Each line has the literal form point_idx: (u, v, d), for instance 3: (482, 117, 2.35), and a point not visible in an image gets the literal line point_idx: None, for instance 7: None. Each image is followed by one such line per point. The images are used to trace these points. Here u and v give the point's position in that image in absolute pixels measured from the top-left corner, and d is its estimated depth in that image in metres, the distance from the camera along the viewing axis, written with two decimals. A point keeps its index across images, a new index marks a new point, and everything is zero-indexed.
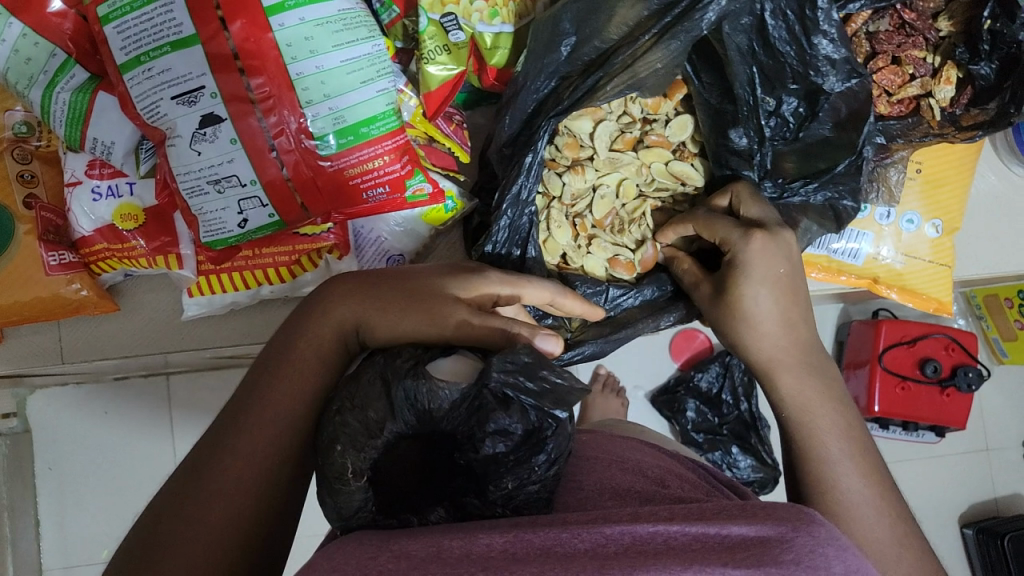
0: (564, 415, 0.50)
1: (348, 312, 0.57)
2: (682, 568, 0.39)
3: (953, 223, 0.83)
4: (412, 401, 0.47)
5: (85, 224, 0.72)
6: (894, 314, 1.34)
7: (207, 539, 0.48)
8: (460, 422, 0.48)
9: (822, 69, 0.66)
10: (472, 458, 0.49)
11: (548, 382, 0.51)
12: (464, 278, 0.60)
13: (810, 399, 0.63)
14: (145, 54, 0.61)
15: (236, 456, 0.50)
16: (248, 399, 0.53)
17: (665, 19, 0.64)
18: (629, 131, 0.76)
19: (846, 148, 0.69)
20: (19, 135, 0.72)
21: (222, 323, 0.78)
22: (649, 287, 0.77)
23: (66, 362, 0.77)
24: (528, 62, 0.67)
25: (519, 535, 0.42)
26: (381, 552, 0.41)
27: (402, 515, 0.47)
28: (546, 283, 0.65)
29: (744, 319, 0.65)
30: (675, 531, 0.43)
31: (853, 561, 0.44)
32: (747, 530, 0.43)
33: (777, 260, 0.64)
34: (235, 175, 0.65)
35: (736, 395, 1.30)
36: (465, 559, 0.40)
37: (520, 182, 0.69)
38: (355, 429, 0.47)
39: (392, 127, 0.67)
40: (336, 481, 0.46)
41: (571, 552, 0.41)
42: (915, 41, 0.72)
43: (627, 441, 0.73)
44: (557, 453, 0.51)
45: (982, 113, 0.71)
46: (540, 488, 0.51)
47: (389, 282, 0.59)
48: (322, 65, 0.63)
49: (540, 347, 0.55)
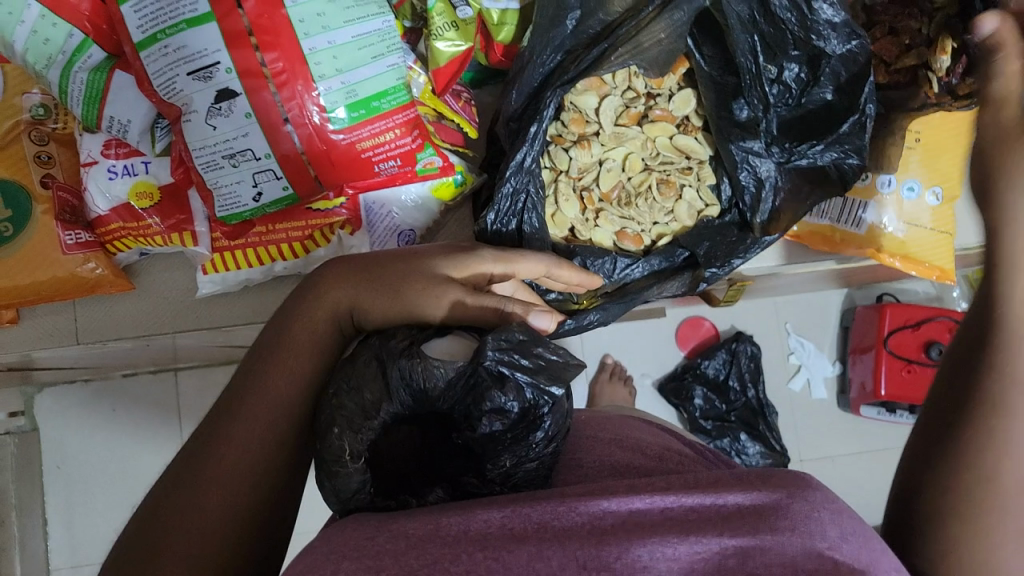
0: (558, 391, 0.54)
1: (342, 294, 0.58)
2: (678, 540, 0.43)
3: (953, 189, 0.84)
4: (407, 381, 0.51)
5: (101, 204, 0.73)
6: (896, 298, 1.36)
7: (206, 520, 0.51)
8: (456, 401, 0.52)
9: (824, 33, 0.67)
10: (470, 437, 0.53)
11: (543, 359, 0.55)
12: (455, 258, 0.62)
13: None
14: (161, 32, 0.63)
15: (232, 438, 0.53)
16: (256, 374, 0.55)
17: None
18: (634, 106, 0.78)
19: (846, 111, 0.71)
20: (36, 118, 0.75)
21: (236, 303, 0.79)
22: (657, 257, 0.79)
23: (81, 342, 0.78)
24: (534, 37, 0.68)
25: (518, 509, 0.45)
26: (380, 532, 0.44)
27: (400, 498, 0.51)
28: (542, 256, 0.67)
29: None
30: (671, 502, 0.45)
31: (850, 526, 0.45)
32: (742, 498, 0.45)
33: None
34: (250, 149, 0.66)
35: (742, 381, 1.31)
36: (463, 538, 0.43)
37: (524, 151, 0.70)
38: (352, 410, 0.50)
39: (403, 101, 0.69)
40: (333, 464, 0.49)
41: (567, 527, 0.44)
42: (911, 12, 0.74)
43: (627, 419, 0.76)
44: (554, 430, 0.55)
45: (976, 84, 0.72)
46: (539, 466, 0.55)
47: (387, 262, 0.60)
48: (334, 39, 0.65)
49: (536, 323, 0.60)
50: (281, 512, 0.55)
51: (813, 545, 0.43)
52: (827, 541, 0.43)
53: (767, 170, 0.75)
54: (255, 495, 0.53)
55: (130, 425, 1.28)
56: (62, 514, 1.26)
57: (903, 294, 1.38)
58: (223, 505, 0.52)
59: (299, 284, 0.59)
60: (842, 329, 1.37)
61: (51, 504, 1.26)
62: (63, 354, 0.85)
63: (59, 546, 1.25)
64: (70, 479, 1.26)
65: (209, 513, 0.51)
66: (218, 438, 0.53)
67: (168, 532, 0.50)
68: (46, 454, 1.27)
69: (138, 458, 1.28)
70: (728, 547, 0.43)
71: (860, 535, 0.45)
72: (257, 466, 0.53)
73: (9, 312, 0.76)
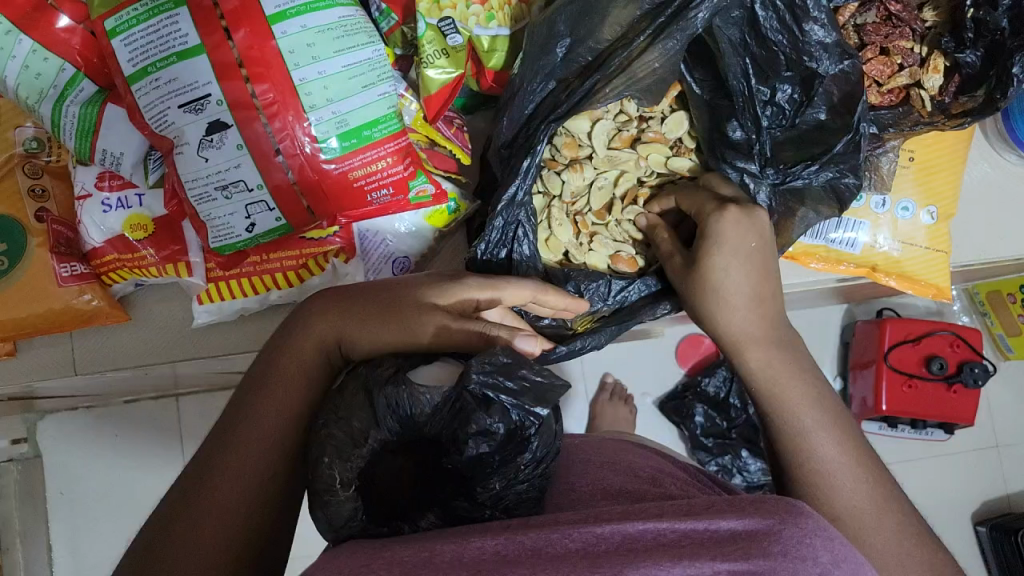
0: (545, 413, 0.53)
1: (327, 328, 0.59)
2: (673, 564, 0.42)
3: (947, 208, 0.84)
4: (393, 409, 0.51)
5: (95, 235, 0.73)
6: (897, 313, 1.37)
7: (199, 553, 0.51)
8: (443, 426, 0.52)
9: (815, 54, 0.68)
10: (459, 461, 0.53)
11: (527, 380, 0.53)
12: (441, 287, 0.62)
13: (781, 373, 0.65)
14: (152, 65, 0.63)
15: (224, 472, 0.54)
16: (246, 406, 0.57)
17: (659, 19, 0.65)
18: (626, 129, 0.78)
19: (842, 131, 0.71)
20: (30, 151, 0.75)
21: (234, 331, 0.79)
22: (653, 278, 0.78)
23: (79, 373, 0.78)
24: (524, 64, 0.69)
25: (511, 537, 0.45)
26: (375, 559, 0.44)
27: (393, 523, 0.51)
28: (527, 282, 0.67)
29: (710, 288, 0.68)
30: (666, 528, 0.45)
31: (842, 550, 0.45)
32: (736, 525, 0.45)
33: (733, 240, 0.67)
34: (242, 180, 0.66)
35: (743, 399, 1.29)
36: (457, 564, 0.43)
37: (517, 184, 0.70)
38: (341, 440, 0.50)
39: (394, 129, 0.69)
40: (324, 493, 0.49)
41: (561, 552, 0.44)
42: (902, 31, 0.75)
43: (623, 444, 0.75)
44: (541, 451, 0.55)
45: (970, 101, 0.72)
46: (529, 487, 0.56)
47: (373, 292, 0.62)
48: (324, 70, 0.65)
49: (522, 347, 0.58)
50: (276, 545, 0.56)
51: (805, 569, 0.43)
52: (819, 565, 0.44)
53: (764, 195, 0.73)
54: (251, 524, 0.54)
55: (133, 451, 1.28)
56: (67, 538, 1.26)
57: (902, 308, 1.38)
58: (217, 537, 0.52)
59: (287, 319, 0.61)
60: (842, 344, 1.37)
61: (55, 530, 1.26)
62: (61, 384, 0.85)
63: (63, 573, 1.26)
64: (73, 505, 1.27)
65: (202, 548, 0.52)
66: (211, 470, 0.54)
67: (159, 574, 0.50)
68: (49, 481, 1.26)
69: (139, 486, 1.28)
70: (722, 571, 0.41)
71: (851, 562, 0.45)
72: (250, 498, 0.54)
73: (7, 345, 0.76)
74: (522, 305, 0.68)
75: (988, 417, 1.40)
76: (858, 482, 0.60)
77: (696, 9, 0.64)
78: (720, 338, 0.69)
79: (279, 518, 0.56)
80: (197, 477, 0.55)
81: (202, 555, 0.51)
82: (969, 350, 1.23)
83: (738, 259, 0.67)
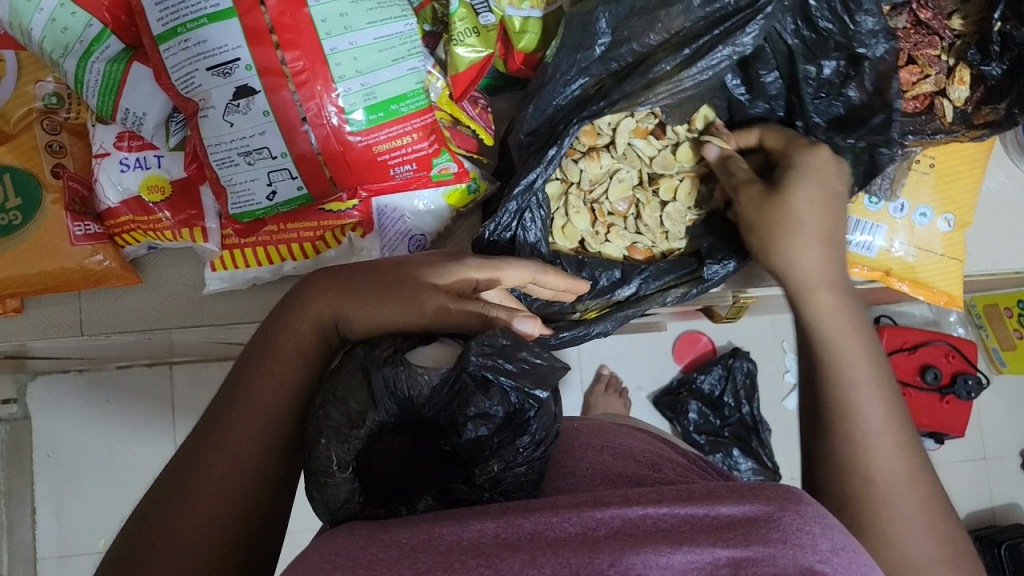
0: (543, 395, 0.52)
1: (325, 307, 0.58)
2: (672, 550, 0.41)
3: (964, 217, 0.86)
4: (391, 389, 0.50)
5: (111, 196, 0.73)
6: (895, 321, 1.38)
7: (195, 521, 0.50)
8: (442, 407, 0.51)
9: (868, 41, 0.72)
10: (456, 443, 0.51)
11: (527, 362, 0.53)
12: (459, 268, 0.62)
13: (840, 317, 0.65)
14: (182, 25, 0.62)
15: (227, 444, 0.53)
16: (250, 379, 0.55)
17: (716, 31, 0.69)
18: (645, 122, 0.79)
19: (876, 109, 0.75)
20: (49, 106, 0.75)
21: (243, 298, 0.78)
22: (665, 271, 0.81)
23: (85, 334, 0.78)
24: (560, 55, 0.69)
25: (511, 520, 0.45)
26: (373, 542, 0.44)
27: (391, 505, 0.51)
28: (528, 262, 0.67)
29: (793, 223, 0.69)
30: (664, 513, 0.45)
31: (846, 543, 0.45)
32: (736, 512, 0.44)
33: (822, 176, 0.71)
34: (266, 147, 0.66)
35: (738, 398, 1.32)
36: (455, 547, 0.42)
37: (538, 171, 0.71)
38: (338, 421, 0.49)
39: (420, 105, 0.69)
40: (321, 474, 0.49)
41: (561, 536, 0.43)
42: (931, 40, 0.77)
43: (623, 428, 0.75)
44: (541, 434, 0.54)
45: (993, 112, 0.76)
46: (528, 470, 0.54)
47: (382, 270, 0.61)
48: (356, 41, 0.65)
49: (520, 328, 0.58)
50: (276, 516, 0.55)
51: (804, 557, 0.41)
52: (818, 552, 0.42)
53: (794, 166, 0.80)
54: (252, 500, 0.53)
55: (122, 419, 1.26)
56: (51, 504, 1.25)
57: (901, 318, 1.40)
58: (215, 513, 0.51)
59: (279, 302, 0.59)
60: None
61: (40, 494, 1.24)
62: (65, 346, 0.84)
63: (47, 537, 1.24)
64: (59, 469, 1.25)
65: (201, 517, 0.51)
66: (214, 440, 0.53)
67: (159, 540, 0.50)
68: (37, 443, 1.25)
69: (127, 454, 1.26)
70: (721, 558, 0.40)
71: (851, 551, 0.44)
72: (252, 470, 0.53)
73: (14, 301, 0.75)
74: (522, 284, 0.68)
75: (978, 429, 1.42)
76: (893, 446, 0.58)
77: (747, 31, 0.68)
78: (789, 275, 0.69)
79: (279, 485, 0.55)
80: (205, 440, 0.53)
81: (197, 526, 0.51)
82: (963, 361, 1.25)
83: (821, 193, 0.70)
